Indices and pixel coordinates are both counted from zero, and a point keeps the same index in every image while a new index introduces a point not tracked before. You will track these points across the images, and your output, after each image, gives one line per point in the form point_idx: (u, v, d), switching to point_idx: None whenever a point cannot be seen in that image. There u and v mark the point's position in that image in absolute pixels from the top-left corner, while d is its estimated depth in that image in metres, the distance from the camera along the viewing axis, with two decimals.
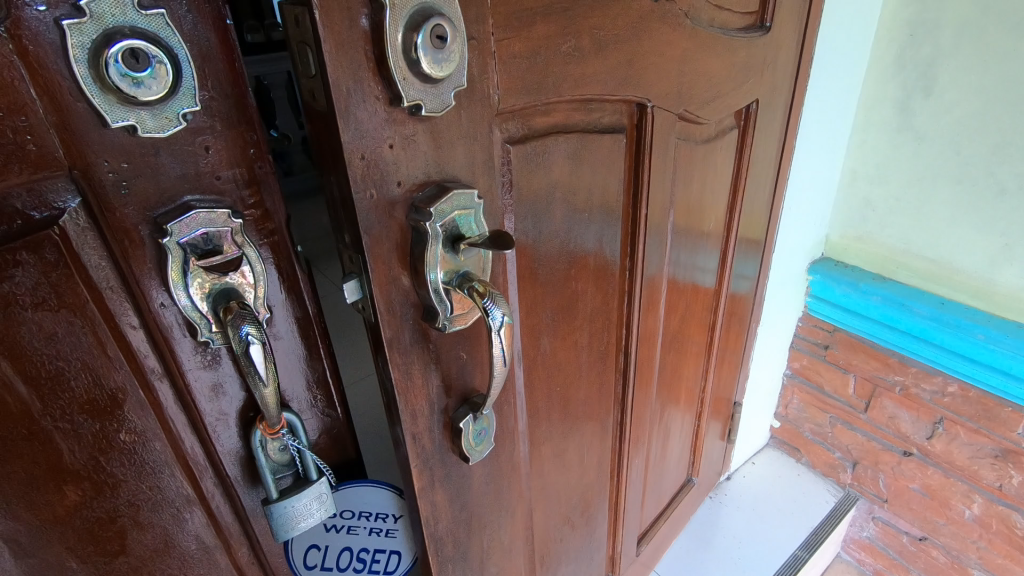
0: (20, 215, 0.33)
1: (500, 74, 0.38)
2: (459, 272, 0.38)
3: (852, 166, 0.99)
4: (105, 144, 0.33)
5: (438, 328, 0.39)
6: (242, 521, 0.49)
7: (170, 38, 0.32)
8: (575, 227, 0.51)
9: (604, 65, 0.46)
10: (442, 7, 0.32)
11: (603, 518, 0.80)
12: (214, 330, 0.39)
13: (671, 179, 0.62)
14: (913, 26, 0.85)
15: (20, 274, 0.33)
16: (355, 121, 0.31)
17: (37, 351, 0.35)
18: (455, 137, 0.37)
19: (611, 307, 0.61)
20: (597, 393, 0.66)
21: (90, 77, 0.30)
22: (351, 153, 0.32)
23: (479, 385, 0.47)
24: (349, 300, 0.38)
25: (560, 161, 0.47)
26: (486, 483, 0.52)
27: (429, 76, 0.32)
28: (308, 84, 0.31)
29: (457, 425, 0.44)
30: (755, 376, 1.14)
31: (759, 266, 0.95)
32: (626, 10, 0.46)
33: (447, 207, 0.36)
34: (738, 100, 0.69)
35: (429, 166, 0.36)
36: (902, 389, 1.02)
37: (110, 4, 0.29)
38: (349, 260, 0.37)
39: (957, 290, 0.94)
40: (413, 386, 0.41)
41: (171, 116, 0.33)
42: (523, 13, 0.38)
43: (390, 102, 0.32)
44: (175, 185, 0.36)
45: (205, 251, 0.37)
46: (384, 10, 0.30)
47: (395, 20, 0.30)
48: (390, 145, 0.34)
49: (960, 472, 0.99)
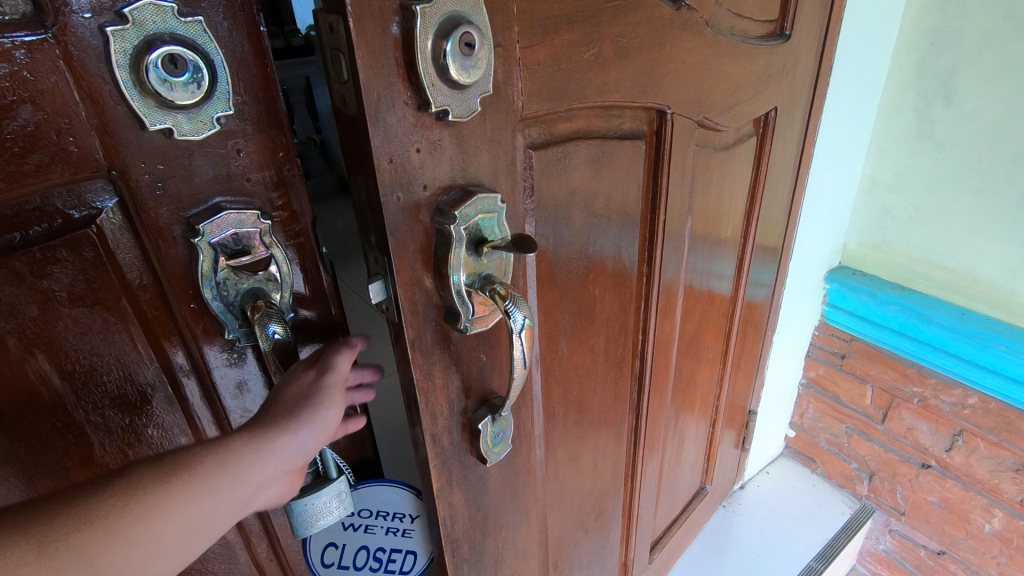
0: (60, 214, 0.34)
1: (524, 80, 0.38)
2: (482, 274, 0.39)
3: (870, 174, 0.99)
4: (142, 147, 0.34)
5: (460, 329, 0.39)
6: (262, 516, 0.50)
7: (207, 44, 0.32)
8: (594, 232, 0.52)
9: (625, 73, 0.47)
10: (470, 16, 0.32)
11: (617, 524, 0.80)
12: (240, 326, 0.40)
13: (690, 185, 0.63)
14: (934, 35, 0.85)
15: (58, 271, 0.35)
16: (384, 126, 0.32)
17: (72, 346, 0.37)
18: (479, 142, 0.38)
19: (628, 313, 0.62)
20: (612, 398, 0.66)
21: (130, 81, 0.31)
22: (379, 157, 0.33)
23: (498, 387, 0.47)
24: (373, 300, 0.38)
25: (580, 166, 0.47)
26: (503, 486, 0.52)
27: (457, 83, 0.33)
28: (339, 89, 0.32)
29: (476, 427, 0.45)
30: (770, 385, 1.13)
31: (776, 274, 0.95)
32: (648, 18, 0.47)
33: (471, 211, 0.37)
34: (757, 107, 0.69)
35: (454, 170, 0.37)
36: (920, 400, 1.01)
37: (152, 12, 0.30)
38: (375, 262, 0.38)
39: (978, 300, 0.93)
40: (433, 387, 0.42)
41: (205, 120, 0.34)
42: (548, 21, 0.38)
43: (419, 107, 0.33)
44: (207, 186, 0.37)
45: (235, 251, 0.38)
46: (415, 18, 0.30)
47: (426, 27, 0.31)
48: (417, 149, 0.34)
49: (980, 486, 0.98)
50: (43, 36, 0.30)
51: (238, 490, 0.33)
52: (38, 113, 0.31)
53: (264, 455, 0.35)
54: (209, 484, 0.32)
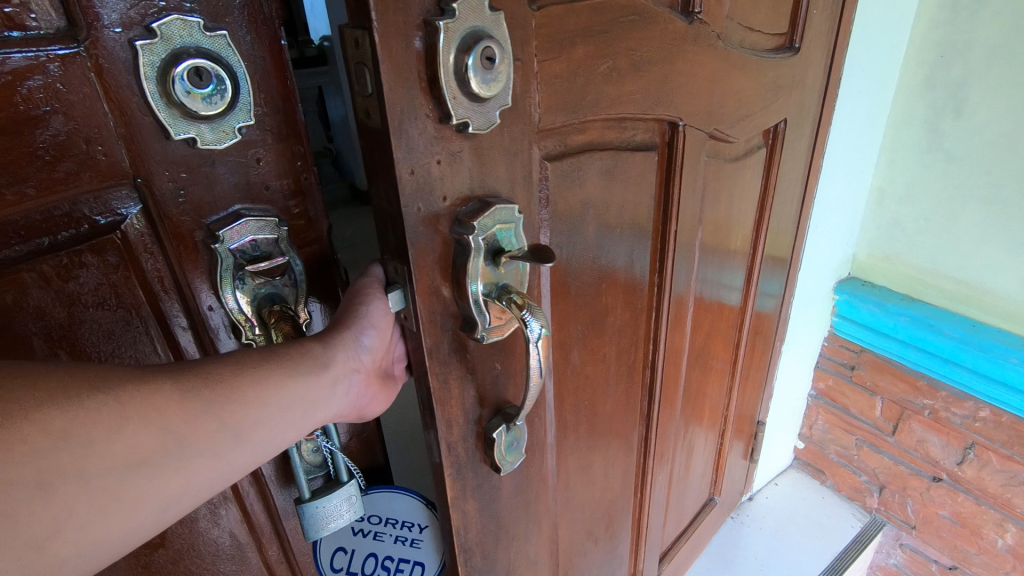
0: (86, 220, 0.35)
1: (541, 93, 0.39)
2: (498, 284, 0.40)
3: (879, 186, 0.99)
4: (167, 156, 0.35)
5: (476, 338, 0.40)
6: (273, 518, 0.51)
7: (230, 57, 0.34)
8: (607, 242, 0.52)
9: (639, 85, 0.48)
10: (491, 30, 0.33)
11: (626, 534, 0.80)
12: (256, 331, 0.40)
13: (700, 198, 0.63)
14: (943, 48, 0.85)
15: (84, 275, 0.36)
16: (407, 138, 0.33)
17: (95, 348, 0.37)
18: (498, 154, 0.38)
19: (639, 324, 0.62)
20: (624, 410, 0.66)
21: (157, 93, 0.32)
22: (401, 168, 0.34)
23: (512, 397, 0.48)
24: (394, 309, 0.39)
25: (593, 177, 0.48)
26: (514, 495, 0.52)
27: (477, 96, 0.34)
28: (363, 102, 0.33)
29: (491, 435, 0.45)
30: (778, 396, 1.13)
31: (785, 284, 0.95)
32: (662, 32, 0.48)
33: (489, 222, 0.38)
34: (767, 119, 0.70)
35: (472, 181, 0.38)
36: (931, 412, 1.00)
37: (179, 26, 0.32)
38: (395, 272, 0.39)
39: (988, 313, 0.93)
40: (449, 395, 0.42)
41: (227, 129, 0.36)
42: (566, 35, 0.39)
43: (440, 119, 0.34)
44: (228, 194, 0.38)
45: (254, 256, 0.39)
46: (438, 33, 0.31)
47: (449, 42, 0.32)
48: (437, 161, 0.35)
49: (992, 500, 0.97)
50: (76, 49, 0.31)
51: (324, 377, 0.37)
52: (69, 123, 0.32)
53: (343, 350, 0.39)
54: (298, 367, 0.36)
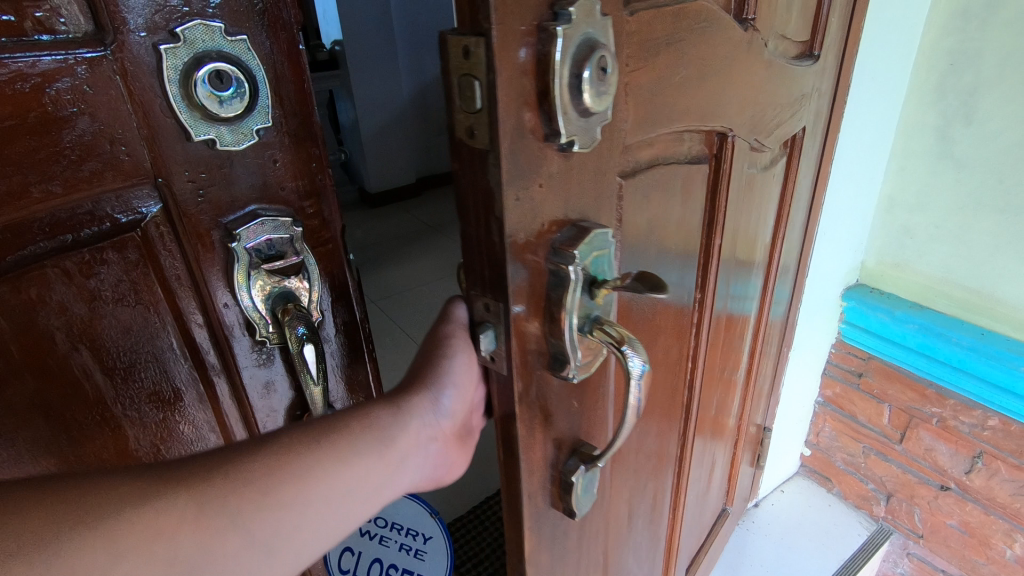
0: (108, 219, 0.36)
1: (626, 106, 0.36)
2: (590, 316, 0.36)
3: (888, 193, 0.99)
4: (187, 156, 0.36)
5: (565, 377, 0.36)
6: None
7: (250, 61, 0.35)
8: (663, 263, 0.49)
9: (701, 94, 0.46)
10: (600, 38, 0.30)
11: (660, 554, 0.79)
12: (270, 329, 0.42)
13: (738, 210, 0.63)
14: (954, 55, 0.85)
15: (105, 271, 0.37)
16: (517, 161, 0.29)
17: (114, 343, 0.38)
18: (586, 175, 0.34)
19: (683, 344, 0.61)
20: (666, 433, 0.64)
21: (180, 95, 0.34)
22: (507, 195, 0.29)
23: (586, 434, 0.43)
24: (483, 350, 0.34)
25: (656, 194, 0.44)
26: (577, 540, 0.48)
27: (587, 109, 0.31)
28: (465, 120, 0.28)
29: (569, 480, 0.41)
30: (785, 402, 1.13)
31: (793, 290, 0.95)
32: (723, 39, 0.47)
33: (587, 249, 0.34)
34: (789, 128, 0.70)
35: (567, 204, 0.33)
36: (939, 420, 1.00)
37: (202, 31, 0.33)
38: (483, 309, 0.33)
39: (998, 321, 0.92)
40: (533, 440, 0.37)
41: (246, 131, 0.37)
42: (651, 43, 0.37)
43: (546, 137, 0.30)
44: (245, 195, 0.39)
45: (268, 256, 0.41)
46: (553, 40, 0.28)
47: (564, 50, 0.28)
48: (539, 185, 0.31)
49: (1001, 510, 0.96)
50: (102, 53, 0.32)
51: (388, 453, 0.34)
52: (94, 124, 0.33)
53: (406, 419, 0.35)
54: (356, 447, 0.33)
